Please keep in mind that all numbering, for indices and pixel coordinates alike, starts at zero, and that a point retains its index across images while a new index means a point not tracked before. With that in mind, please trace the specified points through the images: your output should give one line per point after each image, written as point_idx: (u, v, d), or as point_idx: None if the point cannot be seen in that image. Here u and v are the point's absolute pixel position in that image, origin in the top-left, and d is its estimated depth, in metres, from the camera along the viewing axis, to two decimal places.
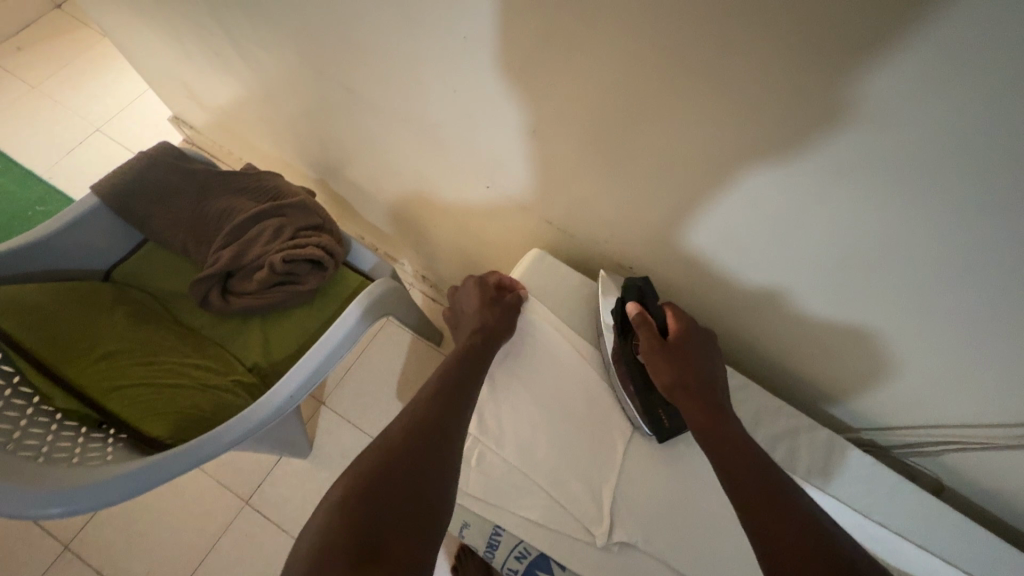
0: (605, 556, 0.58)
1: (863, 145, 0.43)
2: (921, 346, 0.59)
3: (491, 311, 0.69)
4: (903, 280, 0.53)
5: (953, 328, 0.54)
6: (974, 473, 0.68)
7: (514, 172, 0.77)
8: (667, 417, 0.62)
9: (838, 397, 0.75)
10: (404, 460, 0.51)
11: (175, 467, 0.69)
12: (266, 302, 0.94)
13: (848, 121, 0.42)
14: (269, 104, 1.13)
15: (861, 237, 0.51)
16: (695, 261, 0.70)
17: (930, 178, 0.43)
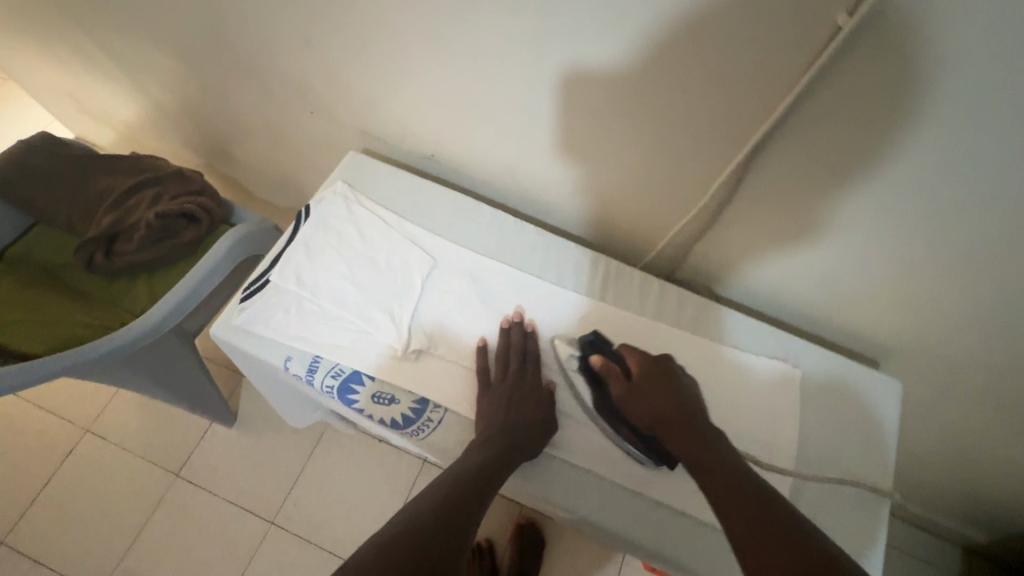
0: (404, 363, 0.70)
1: (860, 90, 0.51)
2: (901, 287, 0.68)
3: (526, 386, 0.68)
4: (908, 234, 0.61)
5: (934, 273, 0.64)
6: (724, 271, 0.81)
7: (326, 87, 0.91)
8: (661, 444, 0.65)
9: (640, 251, 0.89)
10: (451, 508, 0.52)
11: (48, 369, 0.83)
12: (147, 257, 1.05)
13: (849, 57, 0.49)
14: (141, 91, 1.26)
15: (885, 190, 0.58)
16: (502, 152, 0.84)
17: (701, 38, 0.54)
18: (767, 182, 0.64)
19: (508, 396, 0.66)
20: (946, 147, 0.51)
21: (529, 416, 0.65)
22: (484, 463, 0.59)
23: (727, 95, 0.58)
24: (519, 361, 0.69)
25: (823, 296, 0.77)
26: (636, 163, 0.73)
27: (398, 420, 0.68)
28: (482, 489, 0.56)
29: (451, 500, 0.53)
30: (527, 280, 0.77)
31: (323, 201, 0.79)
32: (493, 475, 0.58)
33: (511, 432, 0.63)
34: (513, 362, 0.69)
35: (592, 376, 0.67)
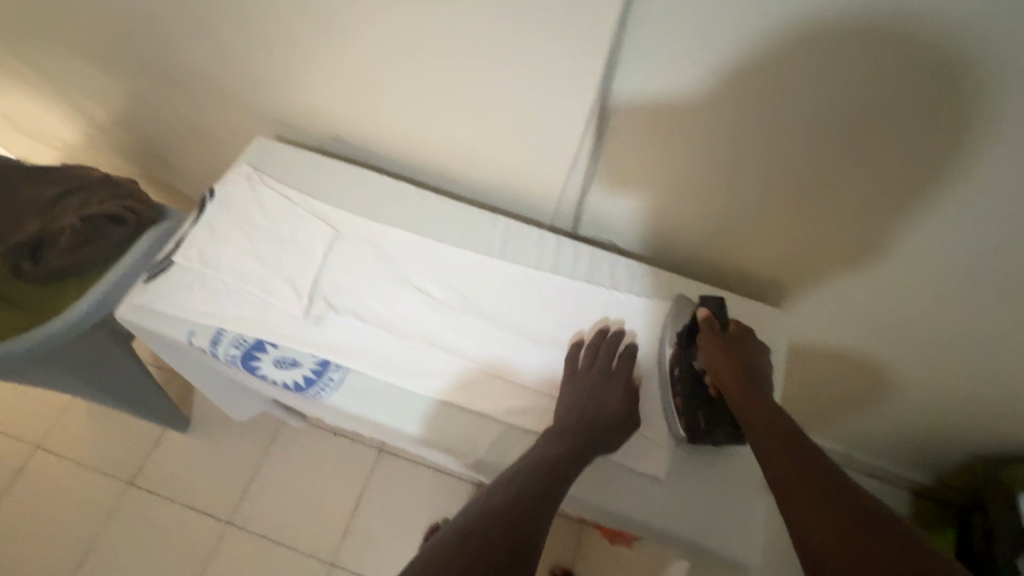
0: (308, 326, 0.72)
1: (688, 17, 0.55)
2: (895, 226, 0.67)
3: (619, 380, 0.70)
4: (898, 171, 0.61)
5: (923, 210, 0.64)
6: (621, 218, 0.86)
7: (227, 77, 0.92)
8: (705, 420, 0.67)
9: (546, 213, 0.91)
10: (530, 498, 0.54)
11: None
12: (75, 260, 1.06)
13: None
14: (59, 102, 1.25)
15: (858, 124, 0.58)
16: (401, 124, 0.87)
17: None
18: (630, 122, 0.69)
19: (588, 385, 0.69)
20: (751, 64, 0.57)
21: (609, 404, 0.67)
22: (557, 456, 0.60)
23: (572, 40, 0.63)
24: (606, 355, 0.71)
25: (713, 229, 0.81)
26: (520, 120, 0.77)
27: (300, 382, 0.69)
28: (555, 485, 0.57)
29: (522, 492, 0.55)
30: (427, 244, 0.79)
31: (227, 183, 0.82)
32: (566, 471, 0.59)
33: (585, 423, 0.65)
34: (600, 356, 0.71)
35: (690, 332, 0.71)
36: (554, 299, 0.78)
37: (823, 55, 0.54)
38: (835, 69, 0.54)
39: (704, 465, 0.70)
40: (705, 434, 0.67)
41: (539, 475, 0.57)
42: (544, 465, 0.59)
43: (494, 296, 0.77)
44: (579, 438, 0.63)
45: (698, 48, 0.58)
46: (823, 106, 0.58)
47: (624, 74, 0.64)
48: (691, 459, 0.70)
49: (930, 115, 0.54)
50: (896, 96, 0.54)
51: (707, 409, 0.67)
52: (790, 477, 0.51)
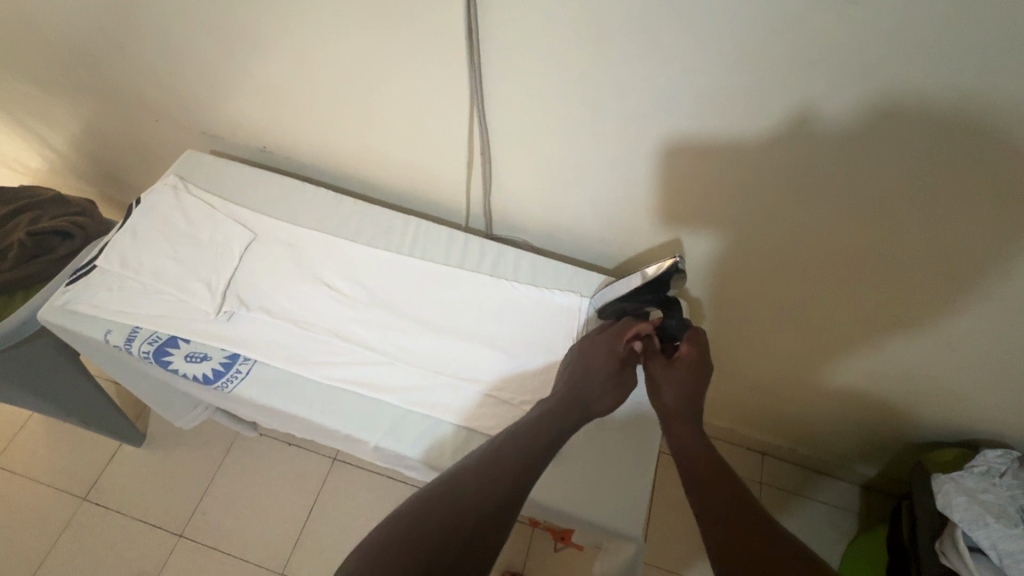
0: (222, 321, 0.77)
1: (547, 17, 0.62)
2: (864, 201, 0.68)
3: (609, 370, 0.69)
4: (873, 143, 0.61)
5: (889, 181, 0.64)
6: (531, 213, 0.92)
7: (160, 97, 0.98)
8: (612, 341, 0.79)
9: (464, 215, 0.96)
10: (512, 474, 0.59)
11: None
12: (20, 274, 1.09)
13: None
14: (15, 127, 1.31)
15: (835, 93, 0.58)
16: (321, 135, 0.92)
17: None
18: (514, 118, 0.76)
19: (583, 371, 0.70)
20: (596, 53, 0.64)
21: (598, 388, 0.68)
22: (539, 430, 0.63)
23: (448, 43, 0.69)
24: (608, 345, 0.71)
25: (615, 218, 0.87)
26: (423, 124, 0.82)
27: (208, 374, 0.73)
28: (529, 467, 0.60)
29: (494, 479, 0.58)
30: (339, 244, 0.84)
31: (153, 192, 0.87)
32: (545, 446, 0.62)
33: (573, 398, 0.67)
34: (604, 347, 0.71)
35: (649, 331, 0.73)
36: (459, 292, 0.82)
37: (652, 41, 0.61)
38: (665, 53, 0.61)
39: (593, 440, 0.75)
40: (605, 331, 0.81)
41: (515, 456, 0.60)
42: (523, 440, 0.62)
43: (400, 291, 0.82)
44: (565, 411, 0.66)
45: (549, 43, 0.65)
46: (667, 87, 0.65)
47: (496, 74, 0.71)
48: (582, 436, 0.75)
49: (753, 87, 0.61)
50: (726, 74, 0.61)
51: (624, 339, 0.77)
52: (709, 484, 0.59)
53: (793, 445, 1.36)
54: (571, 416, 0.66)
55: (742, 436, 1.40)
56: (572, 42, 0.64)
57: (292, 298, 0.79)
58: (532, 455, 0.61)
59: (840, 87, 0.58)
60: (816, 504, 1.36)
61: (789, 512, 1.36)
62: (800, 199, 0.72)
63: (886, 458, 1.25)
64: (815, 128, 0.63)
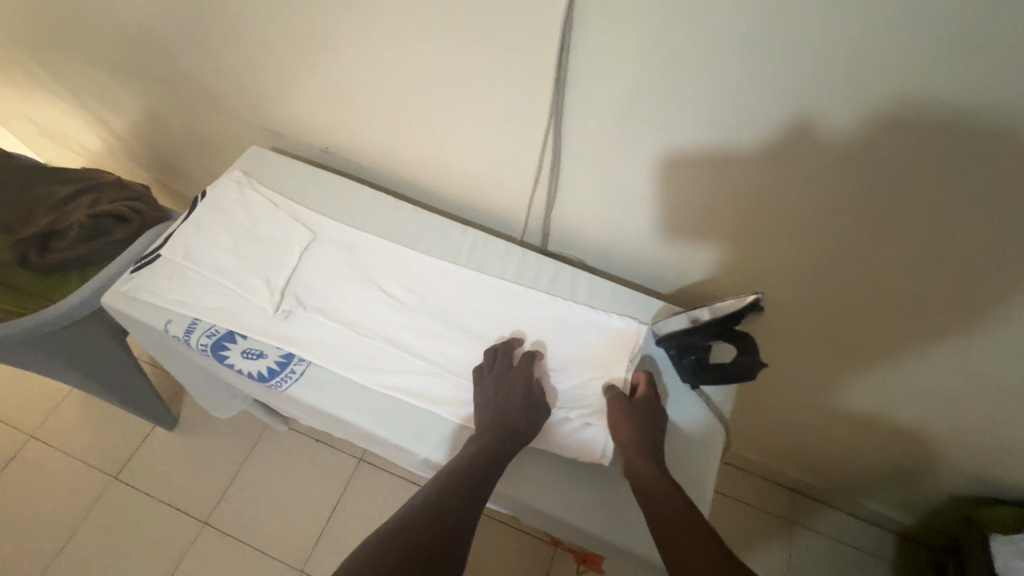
0: (279, 318, 0.77)
1: (637, 41, 0.60)
2: (954, 255, 0.64)
3: (524, 399, 0.70)
4: (971, 198, 0.57)
5: (986, 237, 0.60)
6: (590, 232, 0.90)
7: (230, 91, 0.99)
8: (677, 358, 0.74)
9: (520, 227, 0.95)
10: (456, 507, 0.59)
11: None
12: (78, 254, 1.12)
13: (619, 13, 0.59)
14: (82, 110, 1.34)
15: (939, 145, 0.54)
16: (384, 139, 0.92)
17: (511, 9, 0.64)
18: (590, 138, 0.75)
19: (505, 398, 0.70)
20: (689, 80, 0.62)
21: (521, 414, 0.69)
22: (473, 465, 0.64)
23: (533, 58, 0.68)
24: (523, 381, 0.72)
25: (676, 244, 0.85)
26: (491, 135, 0.82)
27: (264, 371, 0.73)
28: (471, 502, 0.61)
29: (444, 521, 0.58)
30: (396, 249, 0.84)
31: (217, 185, 0.88)
32: (485, 476, 0.63)
33: (504, 428, 0.67)
34: (519, 384, 0.71)
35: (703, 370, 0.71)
36: (514, 307, 0.81)
37: (754, 73, 0.58)
38: (765, 86, 0.59)
39: None
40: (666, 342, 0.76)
41: (458, 494, 0.61)
42: (462, 476, 0.62)
43: (454, 302, 0.81)
44: (499, 442, 0.66)
45: (641, 66, 0.63)
46: (761, 123, 0.62)
47: (577, 92, 0.69)
48: None
49: (858, 136, 0.58)
50: (821, 112, 0.58)
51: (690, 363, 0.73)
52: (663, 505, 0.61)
53: (830, 486, 1.31)
54: (505, 444, 0.66)
55: (777, 472, 1.35)
56: (666, 67, 0.61)
57: (348, 299, 0.79)
58: (474, 490, 0.61)
59: (962, 158, 0.54)
60: (850, 551, 1.31)
61: (822, 555, 1.31)
62: (886, 248, 0.68)
63: (929, 510, 1.19)
64: (918, 187, 0.59)
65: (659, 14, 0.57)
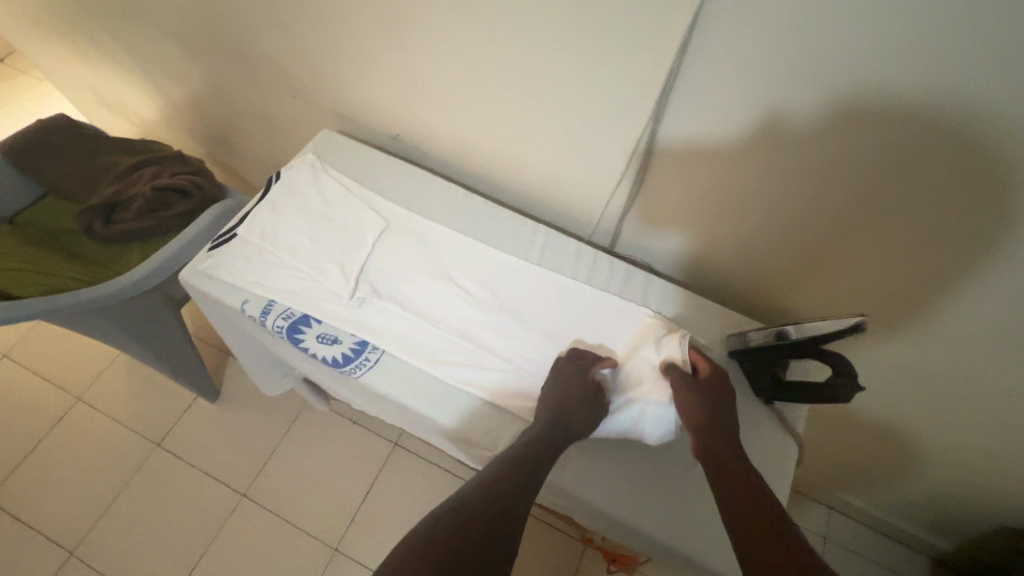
0: (354, 305, 0.77)
1: (756, 54, 0.59)
2: None
3: (581, 394, 0.68)
4: None
5: None
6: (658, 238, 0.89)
7: (305, 74, 0.99)
8: (752, 374, 0.72)
9: (587, 228, 0.94)
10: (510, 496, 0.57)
11: (35, 306, 0.92)
12: (142, 226, 1.14)
13: (744, 27, 0.57)
14: (147, 82, 1.35)
15: None
16: (457, 131, 0.92)
17: (623, 14, 0.62)
18: (680, 149, 0.73)
19: (562, 394, 0.68)
20: (805, 97, 0.60)
21: (578, 410, 0.67)
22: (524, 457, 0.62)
23: (636, 62, 0.66)
24: (581, 377, 0.70)
25: (748, 260, 0.83)
26: (573, 135, 0.80)
27: (338, 358, 0.74)
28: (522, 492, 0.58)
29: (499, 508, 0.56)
30: (468, 243, 0.84)
31: (292, 167, 0.88)
32: (537, 468, 0.61)
33: (557, 423, 0.66)
34: (575, 379, 0.70)
35: (779, 388, 0.69)
36: (584, 308, 0.81)
37: (878, 96, 0.56)
38: (891, 112, 0.56)
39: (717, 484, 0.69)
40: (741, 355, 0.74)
41: (510, 481, 0.59)
42: (514, 466, 0.60)
43: (526, 299, 0.81)
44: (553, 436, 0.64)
45: (755, 78, 0.61)
46: (875, 149, 0.60)
47: (678, 100, 0.68)
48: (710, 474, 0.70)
49: (991, 173, 0.55)
50: (953, 146, 0.55)
51: (765, 379, 0.71)
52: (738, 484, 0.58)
53: (868, 507, 1.30)
54: (559, 437, 0.65)
55: (816, 488, 1.33)
56: (784, 81, 0.60)
57: (422, 292, 0.79)
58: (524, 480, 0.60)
59: None
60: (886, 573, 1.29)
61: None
62: (990, 291, 0.65)
63: (973, 537, 1.17)
64: None
65: (787, 28, 0.55)
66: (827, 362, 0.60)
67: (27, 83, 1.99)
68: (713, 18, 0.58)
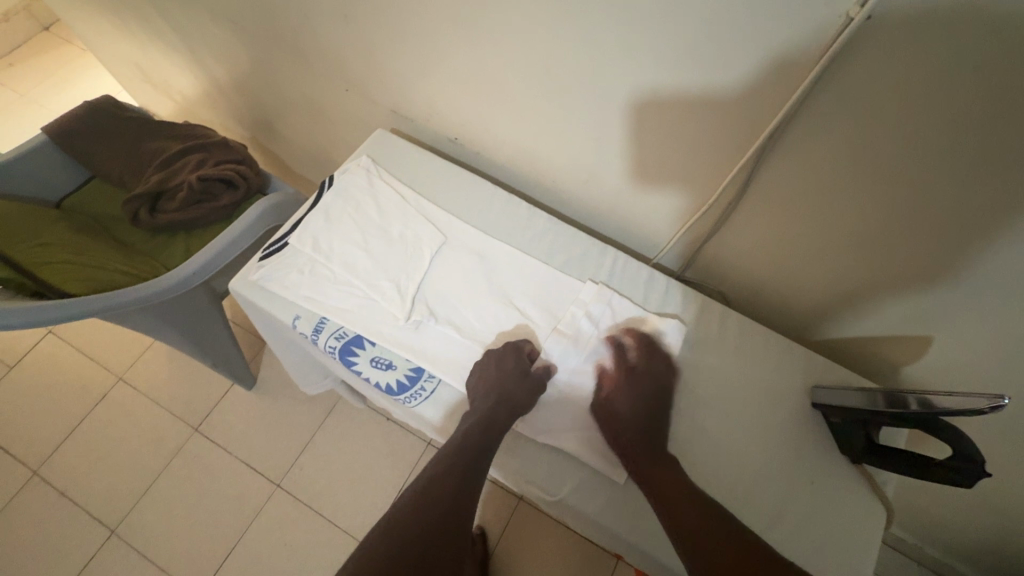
0: (409, 329, 0.72)
1: (894, 103, 0.50)
2: None
3: (518, 372, 0.67)
4: None
5: None
6: (734, 266, 0.81)
7: (361, 68, 0.93)
8: (844, 431, 0.66)
9: (655, 248, 0.87)
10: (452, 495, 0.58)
11: (83, 304, 0.90)
12: (188, 217, 1.12)
13: (886, 74, 0.49)
14: (193, 62, 1.31)
15: None
16: (521, 139, 0.85)
17: (735, 38, 0.54)
18: (777, 187, 0.65)
19: (494, 374, 0.67)
20: (955, 156, 0.50)
21: (517, 394, 0.65)
22: (461, 451, 0.61)
23: (744, 88, 0.58)
24: (512, 358, 0.68)
25: (836, 307, 0.75)
26: (653, 157, 0.73)
27: (393, 385, 0.70)
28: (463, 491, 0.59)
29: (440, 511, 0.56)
30: (531, 264, 0.78)
31: (347, 171, 0.83)
32: (478, 458, 0.61)
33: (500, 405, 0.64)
34: (508, 360, 0.68)
35: (879, 452, 0.62)
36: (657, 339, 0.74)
37: None
38: None
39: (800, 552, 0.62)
40: (827, 410, 0.68)
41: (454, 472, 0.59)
42: (453, 465, 0.60)
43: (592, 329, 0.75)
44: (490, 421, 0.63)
45: (895, 126, 0.52)
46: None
47: (792, 137, 0.59)
48: (793, 539, 0.63)
49: None
50: None
51: (863, 442, 0.64)
52: (671, 496, 0.58)
53: None
54: (498, 420, 0.63)
55: None
56: (932, 135, 0.50)
57: (482, 318, 0.74)
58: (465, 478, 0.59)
59: None
60: None
61: None
62: None
63: None
64: None
65: (956, 75, 0.45)
66: (941, 439, 0.53)
67: (72, 52, 1.98)
68: (849, 59, 0.49)
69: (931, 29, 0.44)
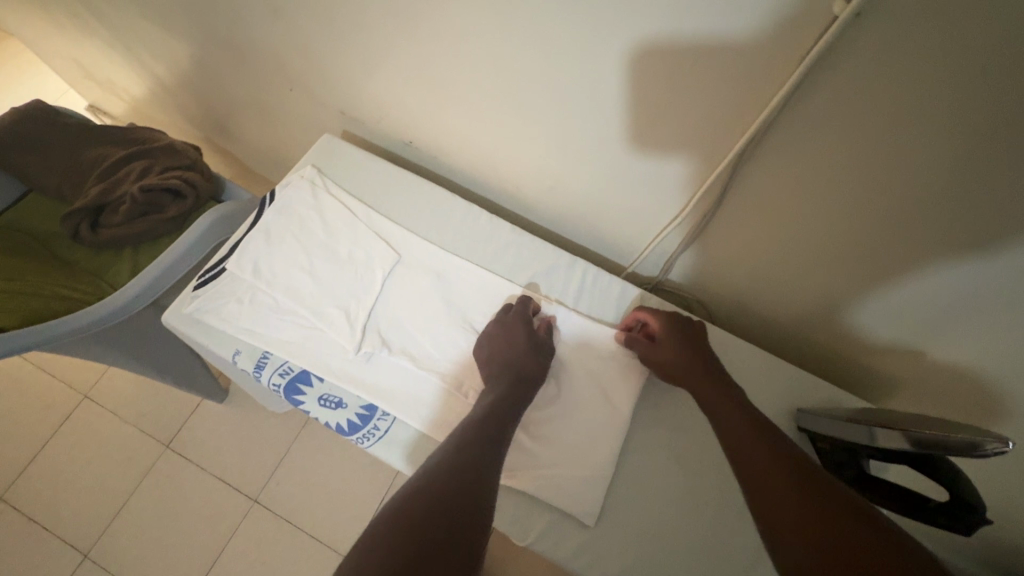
0: (360, 361, 0.66)
1: (888, 110, 0.43)
2: None
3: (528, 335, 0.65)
4: None
5: None
6: (713, 276, 0.75)
7: (302, 66, 0.84)
8: (830, 459, 0.61)
9: (629, 256, 0.81)
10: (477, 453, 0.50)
11: (11, 339, 0.83)
12: (133, 231, 1.04)
13: (878, 77, 0.42)
14: (131, 60, 1.21)
15: None
16: (478, 142, 0.78)
17: (702, 37, 0.47)
18: (757, 196, 0.59)
19: (503, 342, 0.64)
20: (956, 169, 0.44)
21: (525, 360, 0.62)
22: (489, 413, 0.56)
23: (715, 93, 0.51)
24: (521, 326, 0.65)
25: (823, 319, 0.70)
26: (620, 162, 0.66)
27: (344, 426, 0.64)
28: (487, 473, 0.49)
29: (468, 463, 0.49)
30: (493, 282, 0.72)
31: (288, 185, 0.76)
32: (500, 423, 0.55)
33: (516, 383, 0.60)
34: (518, 329, 0.65)
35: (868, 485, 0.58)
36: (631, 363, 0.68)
37: None
38: None
39: None
40: (814, 433, 0.63)
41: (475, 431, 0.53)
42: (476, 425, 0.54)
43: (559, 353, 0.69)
44: (511, 403, 0.57)
45: (890, 134, 0.45)
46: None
47: (773, 144, 0.52)
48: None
49: None
50: None
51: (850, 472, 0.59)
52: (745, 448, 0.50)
53: None
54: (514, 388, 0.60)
55: None
56: (929, 145, 0.44)
57: (442, 343, 0.68)
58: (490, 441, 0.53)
59: None
60: None
61: None
62: None
63: None
64: None
65: (963, 79, 0.39)
66: (940, 481, 0.49)
67: (15, 47, 1.85)
68: (834, 61, 0.43)
69: (931, 28, 0.37)
